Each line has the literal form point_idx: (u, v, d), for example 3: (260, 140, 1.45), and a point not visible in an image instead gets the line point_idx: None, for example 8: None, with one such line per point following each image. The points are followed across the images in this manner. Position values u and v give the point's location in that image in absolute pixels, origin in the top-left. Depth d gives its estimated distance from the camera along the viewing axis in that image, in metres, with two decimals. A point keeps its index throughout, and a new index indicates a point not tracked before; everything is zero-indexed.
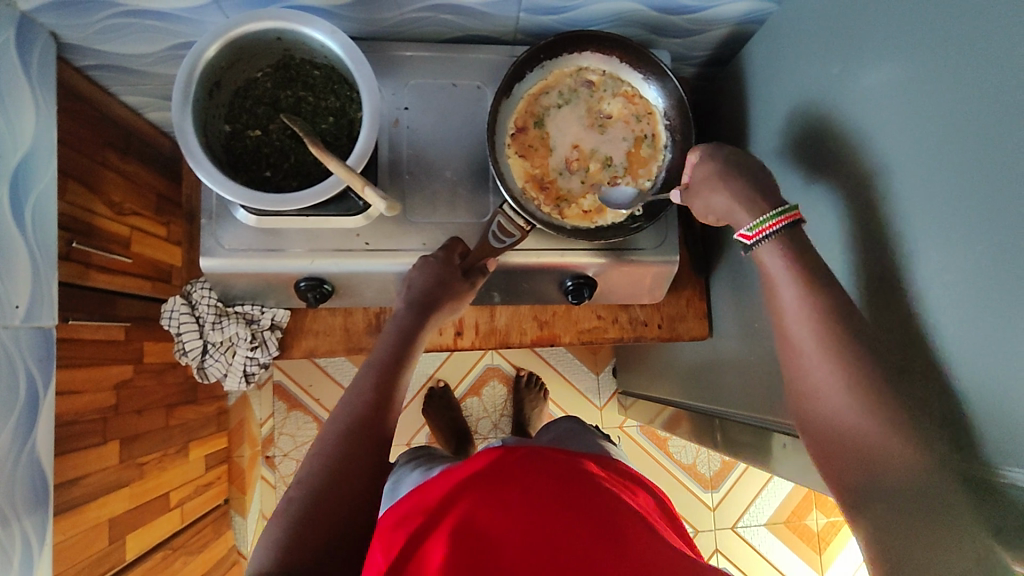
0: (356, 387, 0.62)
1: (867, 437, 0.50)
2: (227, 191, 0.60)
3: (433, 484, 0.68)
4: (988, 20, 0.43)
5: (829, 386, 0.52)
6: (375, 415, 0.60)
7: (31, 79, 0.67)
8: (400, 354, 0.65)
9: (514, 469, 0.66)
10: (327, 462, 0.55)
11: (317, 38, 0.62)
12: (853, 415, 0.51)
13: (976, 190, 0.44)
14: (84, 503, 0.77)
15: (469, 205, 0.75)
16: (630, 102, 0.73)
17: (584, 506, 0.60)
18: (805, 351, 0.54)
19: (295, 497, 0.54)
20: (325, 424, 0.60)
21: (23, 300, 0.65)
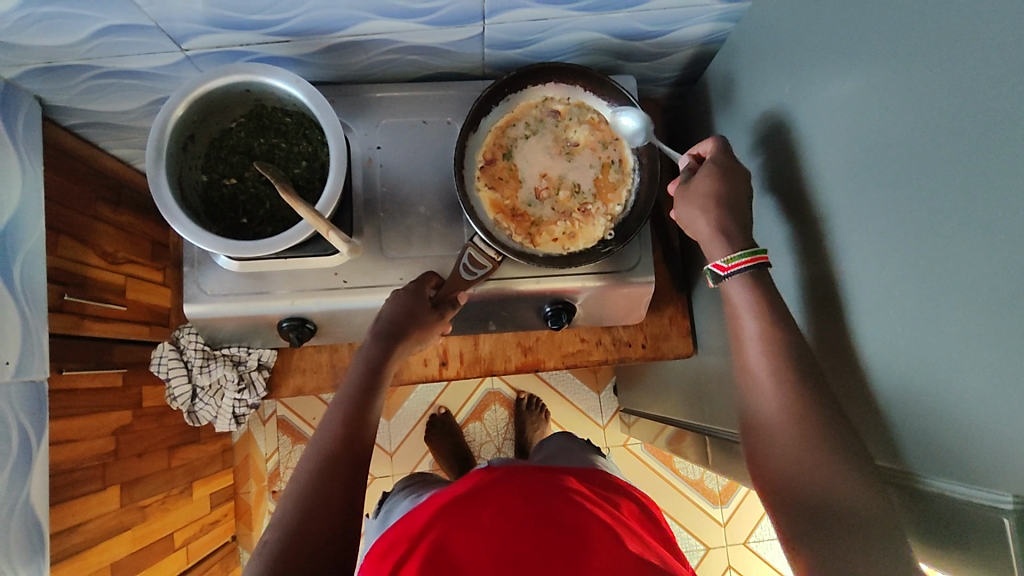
0: (325, 425, 0.61)
1: (810, 469, 0.50)
2: (203, 242, 0.62)
3: (418, 512, 0.69)
4: (919, 38, 0.44)
5: (776, 423, 0.54)
6: (348, 452, 0.59)
7: (17, 143, 0.70)
8: (370, 388, 0.64)
9: (495, 490, 0.67)
10: (300, 502, 0.54)
11: (282, 87, 0.65)
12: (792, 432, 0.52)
13: (916, 206, 0.45)
14: (84, 550, 0.79)
15: (444, 237, 0.76)
16: (596, 129, 0.74)
17: (560, 527, 0.61)
18: (756, 392, 0.56)
19: (271, 538, 0.52)
20: (297, 464, 0.58)
21: (13, 355, 0.67)
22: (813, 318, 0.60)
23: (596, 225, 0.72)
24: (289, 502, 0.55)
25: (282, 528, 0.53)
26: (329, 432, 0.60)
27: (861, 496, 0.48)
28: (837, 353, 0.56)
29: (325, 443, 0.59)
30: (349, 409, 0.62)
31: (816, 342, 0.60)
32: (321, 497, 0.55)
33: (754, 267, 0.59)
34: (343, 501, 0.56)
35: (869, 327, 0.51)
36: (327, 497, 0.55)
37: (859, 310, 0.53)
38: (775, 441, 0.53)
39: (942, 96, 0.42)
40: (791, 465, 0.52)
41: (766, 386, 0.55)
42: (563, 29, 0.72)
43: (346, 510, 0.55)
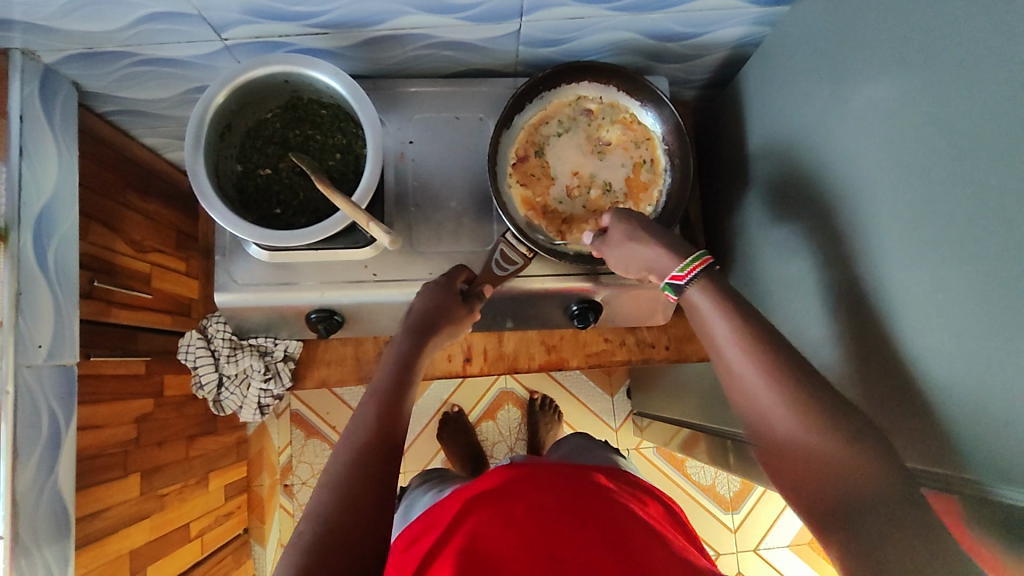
0: (359, 417, 0.59)
1: (832, 454, 0.48)
2: (239, 229, 0.63)
3: (445, 509, 0.73)
4: (985, 40, 0.44)
5: (778, 410, 0.51)
6: (381, 441, 0.57)
7: (54, 127, 0.70)
8: (404, 378, 0.63)
9: (518, 484, 0.70)
10: (337, 493, 0.53)
11: (322, 79, 0.65)
12: (797, 432, 0.50)
13: (974, 208, 0.45)
14: (104, 536, 0.79)
15: (473, 234, 0.76)
16: (628, 128, 0.74)
17: (585, 519, 0.63)
18: (754, 407, 0.53)
19: (305, 529, 0.51)
20: (331, 454, 0.57)
21: (46, 339, 0.67)
22: (856, 321, 0.60)
23: None
24: (324, 493, 0.54)
25: (318, 520, 0.52)
26: (363, 422, 0.59)
27: (886, 477, 0.46)
28: (881, 357, 0.56)
29: (357, 433, 0.57)
30: (381, 401, 0.61)
31: (856, 344, 0.60)
32: (358, 488, 0.54)
33: (703, 269, 0.60)
34: (379, 492, 0.54)
35: (922, 330, 0.51)
36: (362, 487, 0.54)
37: (911, 313, 0.52)
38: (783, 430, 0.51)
39: (1006, 102, 0.42)
40: (812, 469, 0.49)
41: (761, 392, 0.52)
42: (599, 29, 0.72)
43: (382, 503, 0.54)
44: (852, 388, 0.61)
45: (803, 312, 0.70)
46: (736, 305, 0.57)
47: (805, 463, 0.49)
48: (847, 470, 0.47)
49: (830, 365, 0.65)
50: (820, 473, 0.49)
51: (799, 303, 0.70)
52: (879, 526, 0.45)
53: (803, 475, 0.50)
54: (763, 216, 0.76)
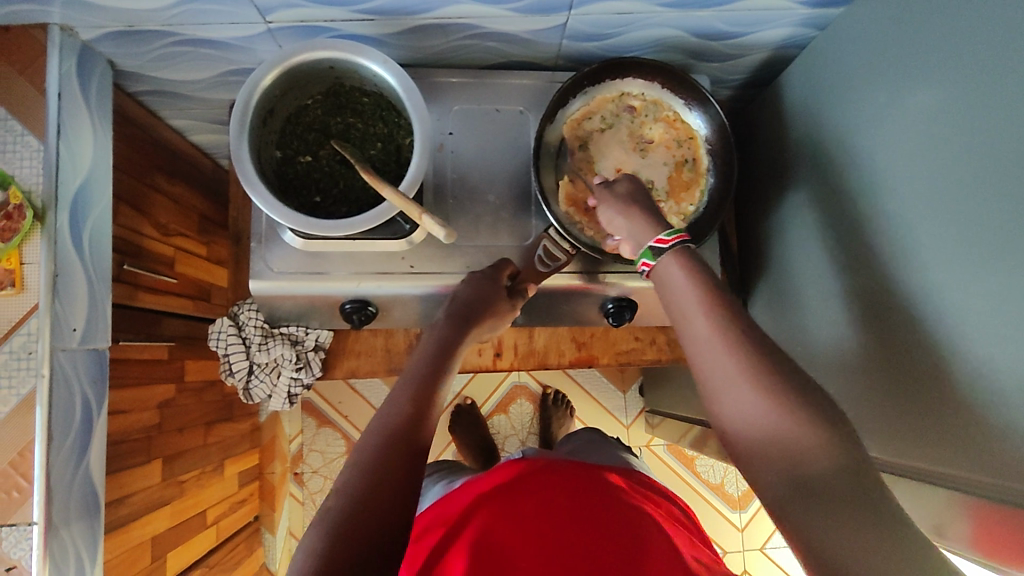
0: (394, 399, 0.58)
1: (782, 428, 0.44)
2: (280, 215, 0.61)
3: (460, 497, 0.73)
4: None
5: (730, 380, 0.47)
6: (415, 423, 0.56)
7: (90, 106, 0.69)
8: (443, 364, 0.62)
9: (537, 480, 0.70)
10: (367, 471, 0.52)
11: (369, 67, 0.64)
12: (760, 412, 0.45)
13: None
14: (128, 522, 0.78)
15: (511, 228, 0.75)
16: (671, 126, 0.73)
17: (609, 516, 0.63)
18: (716, 387, 0.48)
19: (334, 505, 0.50)
20: (363, 433, 0.56)
21: (80, 322, 0.66)
22: (896, 330, 0.60)
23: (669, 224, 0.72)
24: (355, 469, 0.53)
25: (349, 495, 0.51)
26: (397, 404, 0.58)
27: (835, 455, 0.42)
28: (921, 366, 0.56)
29: (392, 413, 0.57)
30: (417, 385, 0.60)
31: (896, 353, 0.60)
32: (388, 467, 0.53)
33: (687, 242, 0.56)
34: (407, 472, 0.53)
35: (969, 341, 0.51)
36: (392, 467, 0.53)
37: (960, 324, 0.52)
38: (733, 401, 0.47)
39: None
40: (770, 451, 0.44)
41: (724, 371, 0.48)
42: (645, 25, 0.72)
43: (411, 488, 0.53)
44: (893, 396, 0.61)
45: (834, 318, 0.69)
46: (709, 279, 0.53)
47: (766, 446, 0.45)
48: (805, 451, 0.43)
49: (864, 371, 0.65)
50: (766, 448, 0.45)
51: (829, 309, 0.70)
52: (820, 506, 0.40)
53: (750, 450, 0.46)
54: (800, 220, 0.75)
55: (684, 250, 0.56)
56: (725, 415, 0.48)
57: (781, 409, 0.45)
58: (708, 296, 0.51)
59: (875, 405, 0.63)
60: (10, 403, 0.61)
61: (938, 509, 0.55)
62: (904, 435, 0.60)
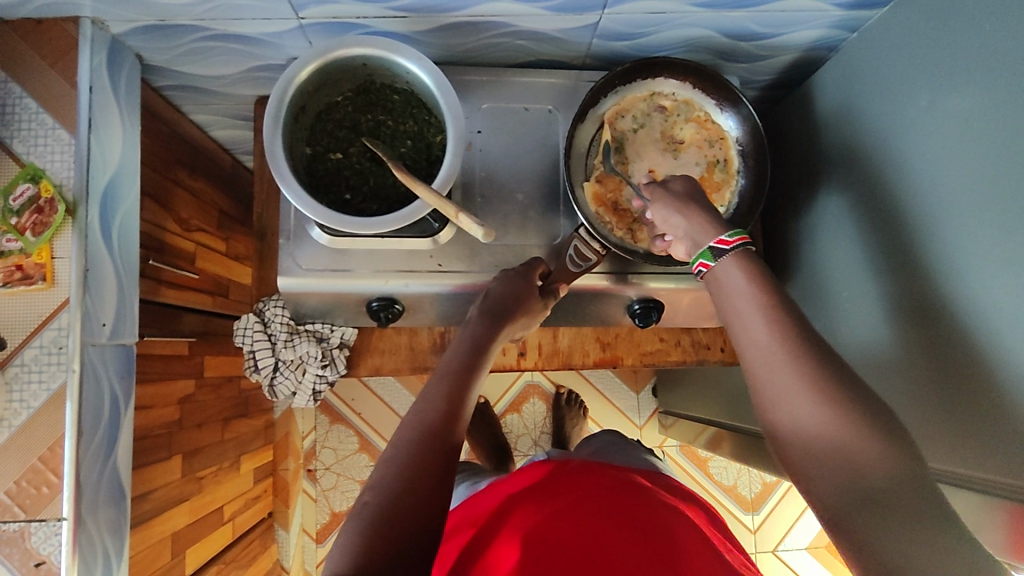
0: (427, 397, 0.58)
1: (842, 437, 0.44)
2: (313, 213, 0.61)
3: (490, 498, 0.73)
4: None
5: (784, 384, 0.47)
6: (450, 421, 0.56)
7: (119, 100, 0.68)
8: (476, 363, 0.61)
9: (568, 482, 0.70)
10: (402, 468, 0.52)
11: (403, 64, 0.63)
12: (816, 414, 0.46)
13: None
14: (150, 518, 0.78)
15: (539, 227, 0.75)
16: (703, 127, 0.73)
17: (642, 516, 0.63)
18: (768, 387, 0.48)
19: (369, 500, 0.50)
20: (396, 430, 0.56)
21: (109, 318, 0.66)
22: (933, 335, 0.60)
23: None
24: (389, 466, 0.52)
25: (385, 490, 0.50)
26: (430, 401, 0.57)
27: (900, 468, 0.43)
28: (962, 372, 0.56)
29: (425, 410, 0.56)
30: (449, 383, 0.59)
31: (931, 359, 0.60)
32: (422, 464, 0.52)
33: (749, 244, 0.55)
34: (442, 470, 0.53)
35: (1013, 349, 0.51)
36: (427, 464, 0.52)
37: (1003, 331, 0.52)
38: (789, 406, 0.47)
39: None
40: (823, 455, 0.45)
41: (778, 372, 0.48)
42: (678, 24, 0.71)
43: (444, 486, 0.52)
44: (931, 401, 0.60)
45: (869, 321, 0.69)
46: (764, 278, 0.52)
47: (819, 450, 0.45)
48: (859, 457, 0.43)
49: (900, 377, 0.64)
50: (823, 456, 0.45)
51: (866, 312, 0.70)
52: (887, 521, 0.41)
53: (804, 457, 0.46)
54: (834, 223, 0.75)
55: (746, 253, 0.54)
56: (776, 418, 0.48)
57: (843, 418, 0.45)
58: (762, 295, 0.51)
59: (912, 410, 0.63)
60: (40, 397, 0.61)
61: (977, 515, 0.55)
62: (941, 440, 0.59)
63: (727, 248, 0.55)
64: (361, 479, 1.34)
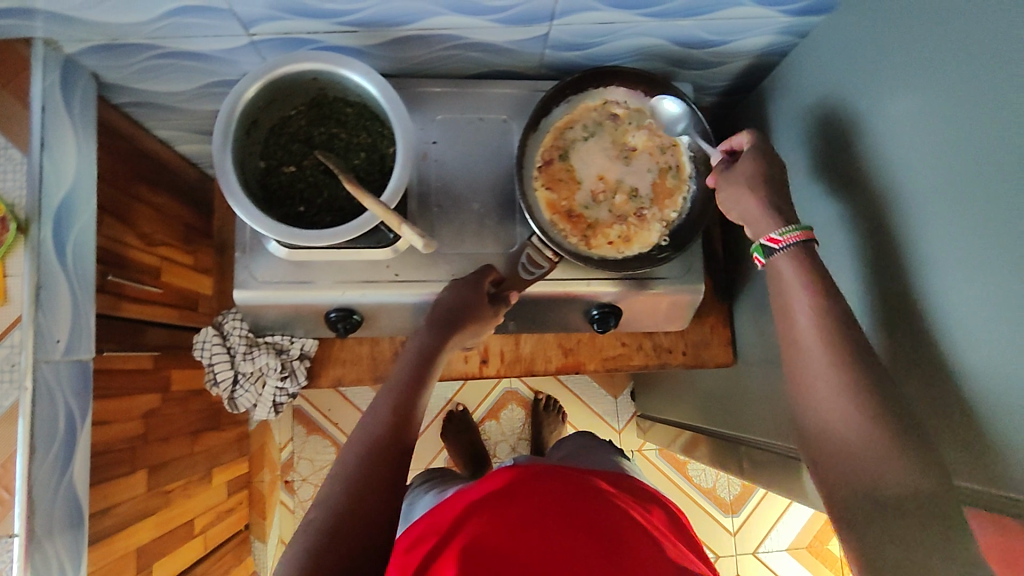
0: (375, 413, 0.59)
1: (870, 445, 0.50)
2: (263, 227, 0.62)
3: (448, 506, 0.72)
4: (1009, 70, 0.45)
5: (828, 390, 0.54)
6: (396, 434, 0.57)
7: (73, 119, 0.69)
8: (422, 375, 0.63)
9: (525, 487, 0.70)
10: (349, 483, 0.53)
11: (351, 77, 0.64)
12: (851, 422, 0.52)
13: (1001, 228, 0.46)
14: (113, 533, 0.78)
15: (496, 235, 0.76)
16: (655, 134, 0.74)
17: (596, 524, 0.63)
18: (816, 388, 0.55)
19: (315, 517, 0.51)
20: (344, 447, 0.57)
21: (64, 334, 0.66)
22: (879, 335, 0.61)
23: (651, 230, 0.72)
24: (337, 482, 0.53)
25: (330, 506, 0.51)
26: (379, 414, 0.59)
27: (908, 474, 0.49)
28: (904, 371, 0.57)
29: (373, 424, 0.58)
30: (399, 397, 0.60)
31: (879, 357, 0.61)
32: (370, 478, 0.53)
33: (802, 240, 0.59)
34: (388, 483, 0.54)
35: (949, 348, 0.52)
36: (373, 478, 0.54)
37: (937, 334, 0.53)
38: (828, 409, 0.53)
39: None
40: (849, 457, 0.51)
41: (825, 377, 0.54)
42: (628, 34, 0.72)
43: (392, 499, 0.53)
44: None
45: None
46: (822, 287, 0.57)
47: (847, 453, 0.51)
48: (880, 466, 0.49)
49: None
50: (841, 455, 0.52)
51: None
52: (888, 534, 0.47)
53: (831, 455, 0.52)
54: None
55: (802, 249, 0.59)
56: (816, 418, 0.54)
57: (872, 430, 0.51)
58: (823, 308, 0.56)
59: None
60: None
61: None
62: None
63: (776, 246, 0.60)
64: None
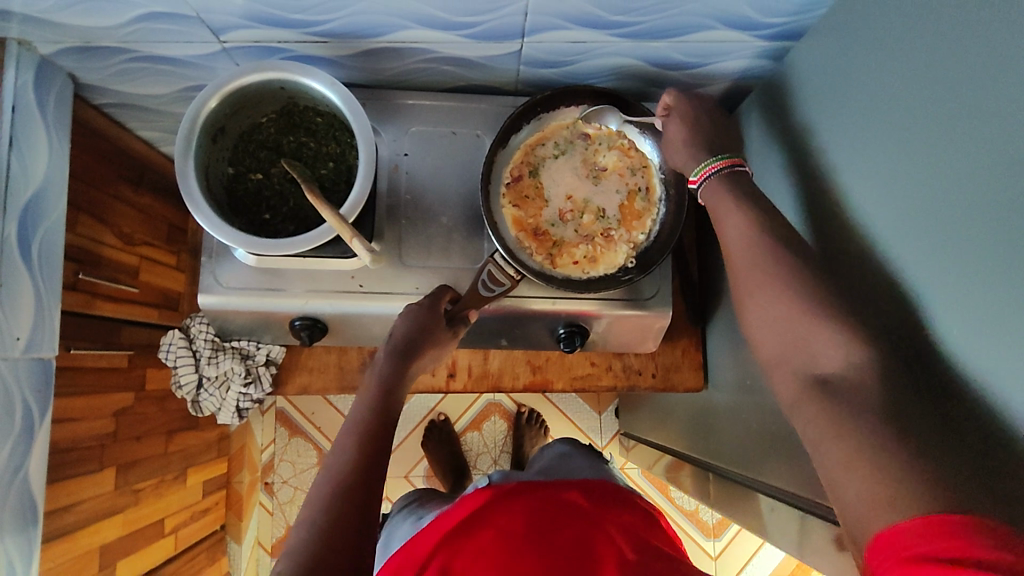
0: (338, 449, 0.57)
1: (812, 335, 0.49)
2: (223, 234, 0.62)
3: (417, 534, 0.68)
4: (953, 105, 0.44)
5: (767, 292, 0.52)
6: (363, 472, 0.55)
7: (46, 118, 0.69)
8: (387, 406, 0.62)
9: (497, 508, 0.66)
10: (316, 530, 0.50)
11: (317, 88, 0.64)
12: (791, 319, 0.50)
13: (935, 264, 0.45)
14: (75, 530, 0.78)
15: (463, 250, 0.75)
16: (625, 155, 0.73)
17: (569, 546, 0.60)
18: (755, 294, 0.53)
19: (282, 569, 0.48)
20: (308, 492, 0.54)
21: (25, 331, 0.67)
22: None
23: (618, 251, 0.71)
24: (303, 528, 0.51)
25: (294, 549, 0.49)
26: (343, 452, 0.56)
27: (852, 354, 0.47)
28: None
29: (338, 464, 0.55)
30: (361, 431, 0.59)
31: None
32: (339, 520, 0.51)
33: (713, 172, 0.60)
34: (356, 524, 0.52)
35: None
36: (342, 521, 0.51)
37: None
38: (770, 314, 0.52)
39: (974, 166, 0.42)
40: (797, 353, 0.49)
41: (763, 281, 0.53)
42: (601, 54, 0.72)
43: (363, 543, 0.51)
44: None
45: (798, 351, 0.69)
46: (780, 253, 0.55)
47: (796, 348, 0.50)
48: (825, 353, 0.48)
49: None
50: (792, 355, 0.50)
51: None
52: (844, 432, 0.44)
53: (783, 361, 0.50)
54: None
55: (729, 175, 0.60)
56: (761, 328, 0.53)
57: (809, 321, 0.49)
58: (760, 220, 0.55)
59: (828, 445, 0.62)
60: None
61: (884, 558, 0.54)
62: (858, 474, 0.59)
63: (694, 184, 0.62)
64: None
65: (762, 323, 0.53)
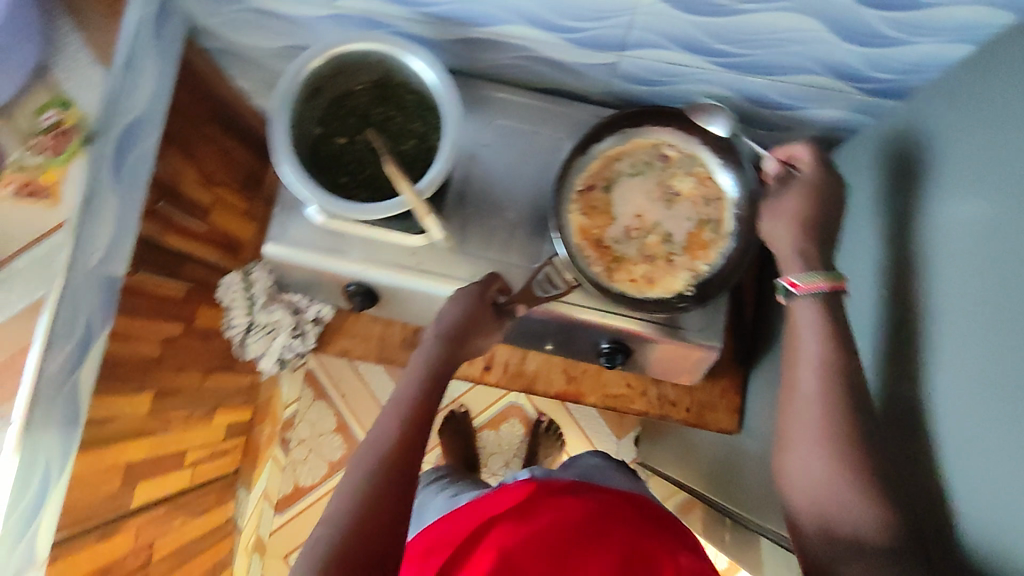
0: (382, 427, 0.57)
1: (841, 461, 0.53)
2: (303, 189, 0.64)
3: (463, 512, 0.68)
4: None
5: (808, 406, 0.56)
6: (400, 455, 0.55)
7: (158, 51, 0.74)
8: (431, 388, 0.61)
9: (549, 497, 0.66)
10: (353, 510, 0.51)
11: (416, 66, 0.66)
12: (826, 440, 0.54)
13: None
14: (110, 443, 0.82)
15: (524, 248, 0.76)
16: (702, 183, 0.73)
17: (622, 543, 0.60)
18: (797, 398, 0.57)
19: (328, 535, 0.50)
20: (348, 466, 0.55)
21: (103, 246, 0.71)
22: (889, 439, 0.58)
23: (677, 277, 0.71)
24: (343, 500, 0.52)
25: (335, 534, 0.50)
26: (383, 433, 0.57)
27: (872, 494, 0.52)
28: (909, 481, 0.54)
29: (378, 445, 0.56)
30: (404, 412, 0.59)
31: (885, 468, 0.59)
32: (375, 500, 0.52)
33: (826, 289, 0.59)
34: (392, 507, 0.52)
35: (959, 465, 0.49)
36: (379, 504, 0.52)
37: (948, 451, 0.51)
38: (806, 425, 0.56)
39: None
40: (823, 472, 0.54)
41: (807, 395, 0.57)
42: (697, 80, 0.72)
43: (396, 528, 0.52)
44: None
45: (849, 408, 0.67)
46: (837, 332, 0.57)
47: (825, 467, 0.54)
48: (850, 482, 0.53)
49: None
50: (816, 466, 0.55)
51: None
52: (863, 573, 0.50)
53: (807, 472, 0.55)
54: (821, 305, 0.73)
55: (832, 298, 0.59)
56: (792, 432, 0.57)
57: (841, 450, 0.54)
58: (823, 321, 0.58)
59: None
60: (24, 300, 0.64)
61: None
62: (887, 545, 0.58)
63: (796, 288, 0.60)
64: (331, 459, 1.37)
65: (795, 424, 0.57)
